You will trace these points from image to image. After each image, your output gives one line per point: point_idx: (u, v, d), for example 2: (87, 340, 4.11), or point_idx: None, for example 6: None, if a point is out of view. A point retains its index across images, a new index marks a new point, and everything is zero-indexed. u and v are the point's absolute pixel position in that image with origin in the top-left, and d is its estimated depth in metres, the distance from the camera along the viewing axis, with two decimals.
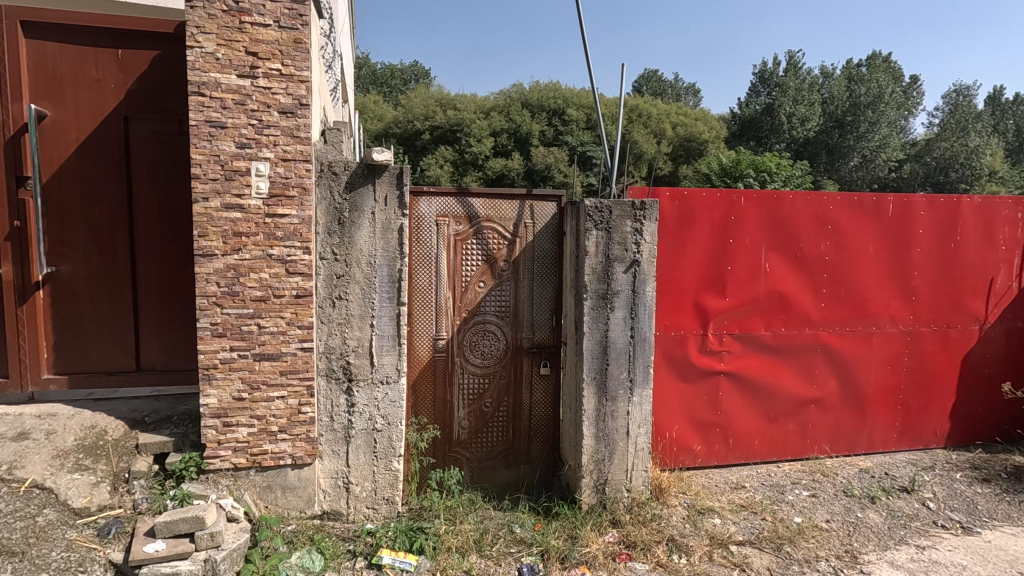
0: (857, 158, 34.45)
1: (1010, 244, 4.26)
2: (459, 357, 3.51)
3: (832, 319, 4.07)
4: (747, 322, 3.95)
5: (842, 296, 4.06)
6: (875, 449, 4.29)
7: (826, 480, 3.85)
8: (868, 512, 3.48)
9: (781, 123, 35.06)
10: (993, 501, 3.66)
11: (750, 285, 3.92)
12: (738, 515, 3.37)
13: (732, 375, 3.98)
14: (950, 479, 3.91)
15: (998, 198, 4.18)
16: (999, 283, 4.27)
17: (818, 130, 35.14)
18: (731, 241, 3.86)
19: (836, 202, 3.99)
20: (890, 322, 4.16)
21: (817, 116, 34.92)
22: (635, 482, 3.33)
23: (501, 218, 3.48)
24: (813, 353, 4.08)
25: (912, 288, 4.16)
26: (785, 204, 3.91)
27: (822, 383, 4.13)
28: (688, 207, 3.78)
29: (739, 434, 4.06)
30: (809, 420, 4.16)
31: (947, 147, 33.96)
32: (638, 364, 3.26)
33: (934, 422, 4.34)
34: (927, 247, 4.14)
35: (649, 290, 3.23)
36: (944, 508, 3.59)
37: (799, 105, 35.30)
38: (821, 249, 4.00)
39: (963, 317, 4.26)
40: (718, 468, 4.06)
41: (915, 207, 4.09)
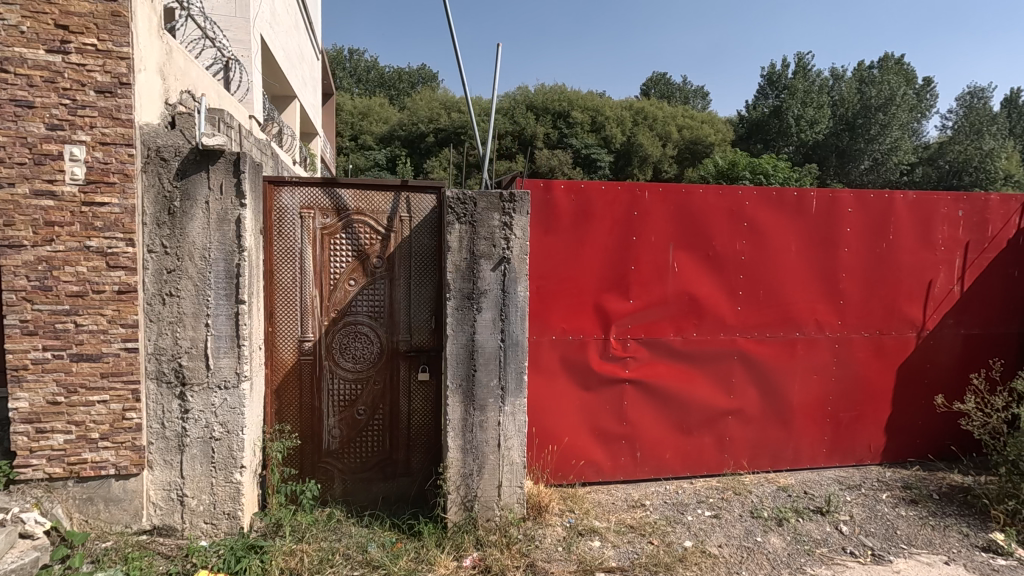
0: (866, 162, 33.70)
1: (950, 244, 3.93)
2: (328, 360, 3.26)
3: (750, 324, 3.76)
4: (654, 327, 3.65)
5: (761, 299, 3.75)
6: (802, 465, 3.97)
7: (735, 499, 3.54)
8: (769, 537, 3.17)
9: (788, 126, 34.47)
10: (915, 526, 3.33)
11: (657, 286, 3.63)
12: (622, 537, 3.08)
13: (638, 383, 3.69)
14: (874, 499, 3.58)
15: (934, 194, 3.85)
16: (938, 286, 3.94)
17: (826, 133, 34.50)
18: (634, 239, 3.58)
19: (753, 198, 3.69)
20: (816, 328, 3.84)
21: (825, 119, 34.34)
22: (508, 499, 3.05)
23: (373, 211, 3.23)
24: (729, 361, 3.77)
25: (840, 290, 3.84)
26: (694, 198, 3.62)
27: (741, 393, 3.82)
28: (585, 201, 3.51)
29: (648, 446, 3.76)
30: (727, 433, 3.84)
31: (960, 151, 33.08)
32: (510, 370, 2.99)
33: (867, 436, 4.02)
34: (857, 247, 3.82)
35: (521, 290, 2.96)
36: (859, 533, 3.26)
37: (807, 108, 34.72)
38: (736, 248, 3.69)
39: (899, 323, 3.93)
40: (624, 483, 3.76)
41: (841, 203, 3.78)
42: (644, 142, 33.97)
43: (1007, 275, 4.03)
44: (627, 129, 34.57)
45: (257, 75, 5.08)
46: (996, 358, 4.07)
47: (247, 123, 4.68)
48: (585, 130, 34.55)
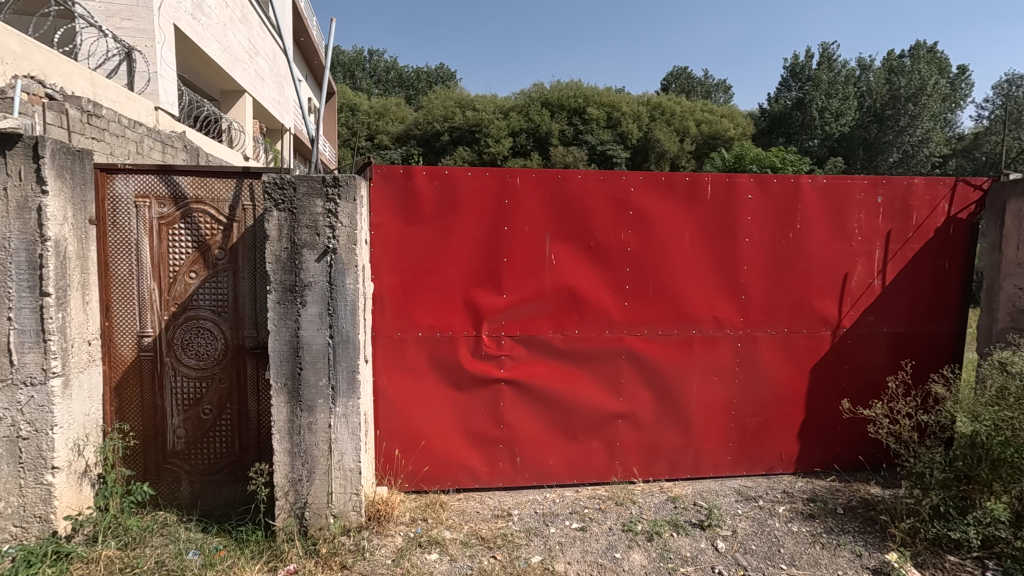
0: (896, 155, 32.31)
1: (868, 234, 3.58)
2: (170, 357, 3.11)
3: (639, 320, 3.48)
4: (530, 323, 3.40)
5: (651, 294, 3.46)
6: (704, 474, 3.67)
7: (613, 510, 3.26)
8: (630, 553, 2.89)
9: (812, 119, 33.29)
10: (803, 545, 3.01)
11: (533, 279, 3.38)
12: (466, 550, 2.85)
13: (515, 383, 3.44)
14: (768, 513, 3.28)
15: (847, 179, 3.51)
16: (854, 280, 3.60)
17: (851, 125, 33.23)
18: (505, 229, 3.33)
19: (639, 184, 3.39)
20: (715, 325, 3.54)
21: (850, 111, 33.13)
22: (342, 506, 2.85)
23: (213, 199, 3.07)
24: (617, 361, 3.50)
25: (742, 284, 3.53)
26: (572, 184, 3.34)
27: (631, 395, 3.54)
28: (450, 188, 3.27)
29: (528, 451, 3.51)
30: (617, 438, 3.57)
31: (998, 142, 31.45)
32: (340, 370, 2.78)
33: (778, 443, 3.70)
34: (759, 237, 3.50)
35: (350, 282, 2.75)
36: (736, 550, 2.96)
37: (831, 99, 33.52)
38: (620, 238, 3.41)
39: (810, 320, 3.60)
40: (504, 490, 3.53)
41: (740, 189, 3.46)
42: (660, 137, 33.37)
43: (937, 268, 3.65)
44: (643, 124, 34.02)
45: (164, 67, 5.02)
46: (924, 358, 3.71)
47: (150, 115, 4.59)
48: (600, 125, 34.09)
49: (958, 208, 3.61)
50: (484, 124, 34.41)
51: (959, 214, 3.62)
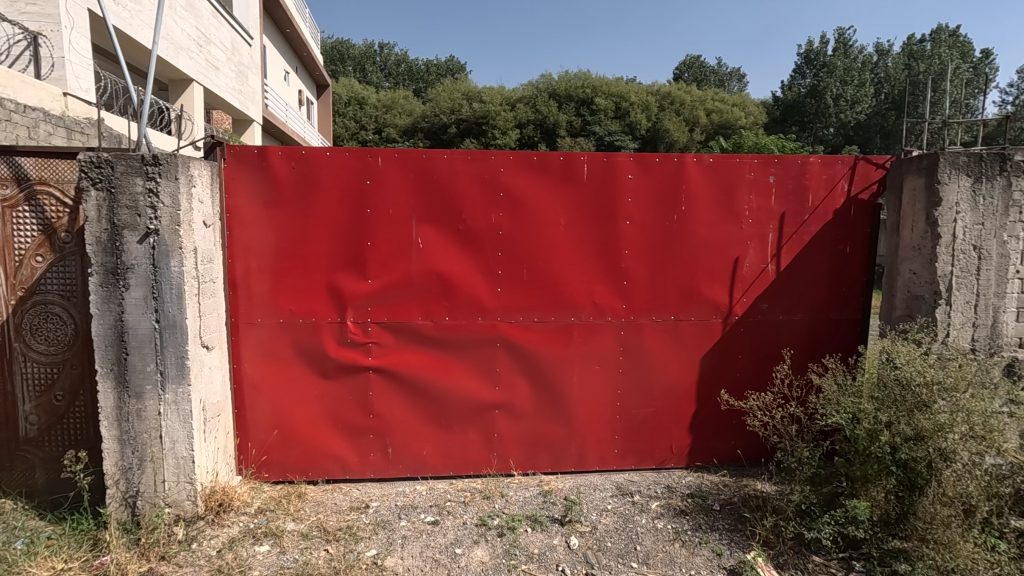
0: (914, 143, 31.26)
1: (759, 216, 3.39)
2: (18, 342, 3.02)
3: (513, 307, 3.33)
4: (398, 310, 3.27)
5: (525, 279, 3.31)
6: (589, 467, 3.53)
7: (475, 503, 3.14)
8: (473, 549, 2.76)
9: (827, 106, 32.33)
10: (662, 542, 2.86)
11: (398, 264, 3.24)
12: (301, 543, 2.76)
13: (383, 372, 3.32)
14: (639, 509, 3.12)
15: (734, 158, 3.32)
16: (745, 264, 3.42)
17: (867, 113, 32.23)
18: (367, 211, 3.19)
19: (509, 164, 3.23)
20: (595, 312, 3.38)
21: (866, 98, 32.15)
22: (175, 495, 2.76)
23: (59, 180, 3.02)
24: (492, 350, 3.35)
25: (623, 270, 3.36)
26: (437, 164, 3.19)
27: (508, 384, 3.39)
28: (307, 168, 3.15)
29: (400, 442, 3.39)
30: (494, 429, 3.44)
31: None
32: (168, 355, 2.70)
33: (668, 435, 3.54)
34: (640, 220, 3.33)
35: (175, 265, 2.66)
36: (589, 547, 2.82)
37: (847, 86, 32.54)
38: (491, 221, 3.26)
39: (698, 307, 3.43)
40: (376, 482, 3.42)
41: (620, 169, 3.28)
42: (669, 126, 32.81)
43: (836, 252, 3.45)
44: (651, 114, 33.44)
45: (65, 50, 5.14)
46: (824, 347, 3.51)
47: (57, 100, 4.62)
48: (608, 116, 33.55)
49: (858, 188, 3.41)
50: (490, 116, 34.21)
51: (859, 195, 3.41)
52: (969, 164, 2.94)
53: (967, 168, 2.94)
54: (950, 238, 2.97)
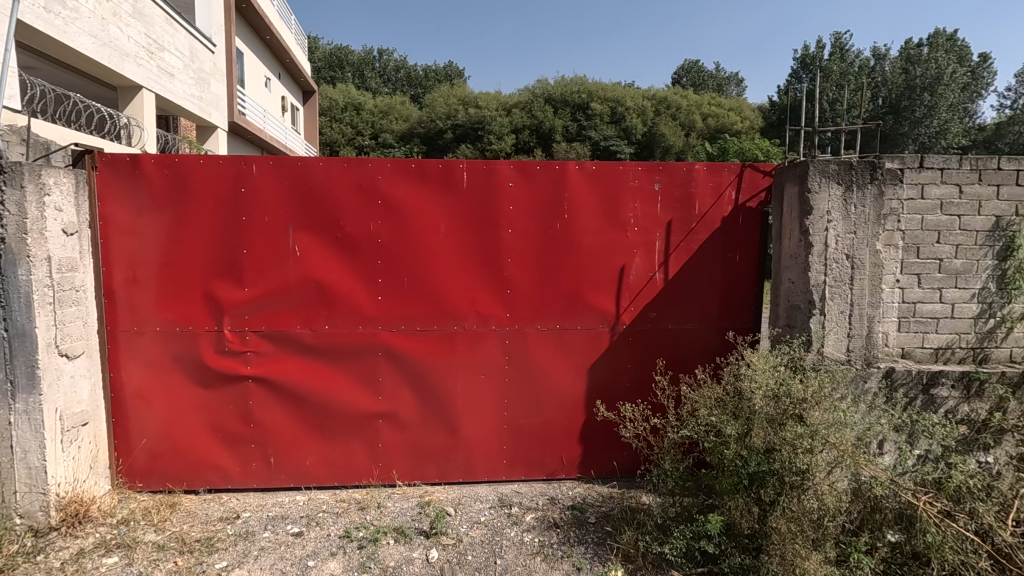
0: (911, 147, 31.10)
1: (645, 223, 3.35)
2: None
3: (394, 315, 3.29)
4: (276, 318, 3.24)
5: (406, 288, 3.28)
6: (478, 478, 3.48)
7: (347, 515, 3.10)
8: (328, 562, 2.72)
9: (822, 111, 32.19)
10: (524, 556, 2.81)
11: (275, 272, 3.22)
12: (152, 555, 2.71)
13: (263, 381, 3.29)
14: (512, 521, 3.08)
15: (617, 165, 3.28)
16: (631, 272, 3.38)
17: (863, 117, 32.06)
18: (243, 219, 3.17)
19: (387, 171, 3.21)
20: (479, 321, 3.34)
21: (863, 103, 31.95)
22: (27, 506, 2.73)
23: None
24: (374, 358, 3.32)
25: (506, 278, 3.32)
26: (313, 171, 3.17)
27: (391, 394, 3.36)
28: (182, 176, 3.14)
29: (282, 452, 3.36)
30: (378, 439, 3.40)
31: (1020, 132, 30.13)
32: (18, 364, 2.67)
33: (558, 446, 3.49)
34: (522, 228, 3.30)
35: (23, 274, 2.64)
36: (447, 560, 2.77)
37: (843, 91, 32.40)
38: (369, 228, 3.23)
39: (584, 316, 3.39)
40: (259, 492, 3.38)
41: (500, 177, 3.26)
42: (663, 131, 32.72)
43: (726, 260, 3.42)
44: (646, 119, 33.37)
45: None
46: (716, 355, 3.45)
47: None
48: (602, 121, 33.50)
49: (746, 196, 3.38)
50: (484, 121, 34.22)
51: (747, 203, 3.38)
52: (839, 172, 2.91)
53: (838, 176, 2.92)
54: (822, 247, 2.94)
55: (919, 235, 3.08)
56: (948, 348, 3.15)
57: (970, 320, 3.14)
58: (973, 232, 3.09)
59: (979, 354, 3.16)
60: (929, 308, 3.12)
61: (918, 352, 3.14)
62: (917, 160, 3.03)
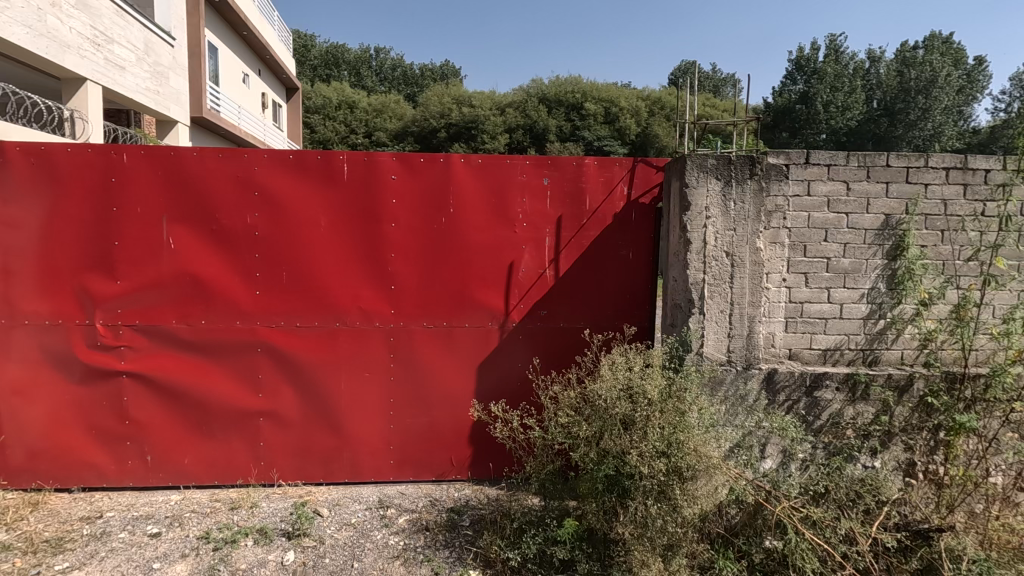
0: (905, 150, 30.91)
1: (534, 218, 3.26)
2: None
3: (273, 311, 3.19)
4: (149, 312, 3.15)
5: (285, 282, 3.18)
6: (364, 479, 3.39)
7: (215, 515, 3.01)
8: (175, 564, 2.63)
9: (816, 114, 31.98)
10: (383, 560, 2.72)
11: (148, 265, 3.12)
12: None
13: (137, 377, 3.19)
14: (384, 524, 2.99)
15: (503, 158, 3.19)
16: (520, 269, 3.28)
17: (857, 120, 31.87)
18: (114, 209, 3.08)
19: (264, 162, 3.12)
20: (361, 318, 3.24)
21: (858, 105, 31.73)
22: None
23: None
24: (254, 355, 3.23)
25: (390, 273, 3.22)
26: (187, 161, 3.08)
27: (271, 391, 3.26)
28: (50, 165, 3.04)
29: (160, 450, 3.26)
30: (260, 438, 3.30)
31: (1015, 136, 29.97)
32: None
33: (447, 447, 3.40)
34: (406, 222, 3.20)
35: None
36: (303, 563, 2.68)
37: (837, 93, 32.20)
38: (245, 220, 3.13)
39: (472, 313, 3.29)
40: (136, 491, 3.28)
41: (382, 169, 3.17)
42: (655, 132, 32.60)
43: (618, 257, 3.32)
44: (639, 120, 33.21)
45: None
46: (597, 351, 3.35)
47: None
48: (595, 122, 33.34)
49: (639, 191, 3.29)
50: (475, 121, 34.11)
51: (640, 199, 3.29)
52: (717, 167, 2.82)
53: (716, 171, 2.83)
54: (700, 244, 2.86)
55: (806, 232, 2.99)
56: (837, 349, 3.06)
57: (860, 321, 3.05)
58: (862, 231, 3.01)
59: (869, 356, 3.07)
60: (817, 308, 3.03)
61: (805, 353, 3.05)
62: (803, 156, 2.94)
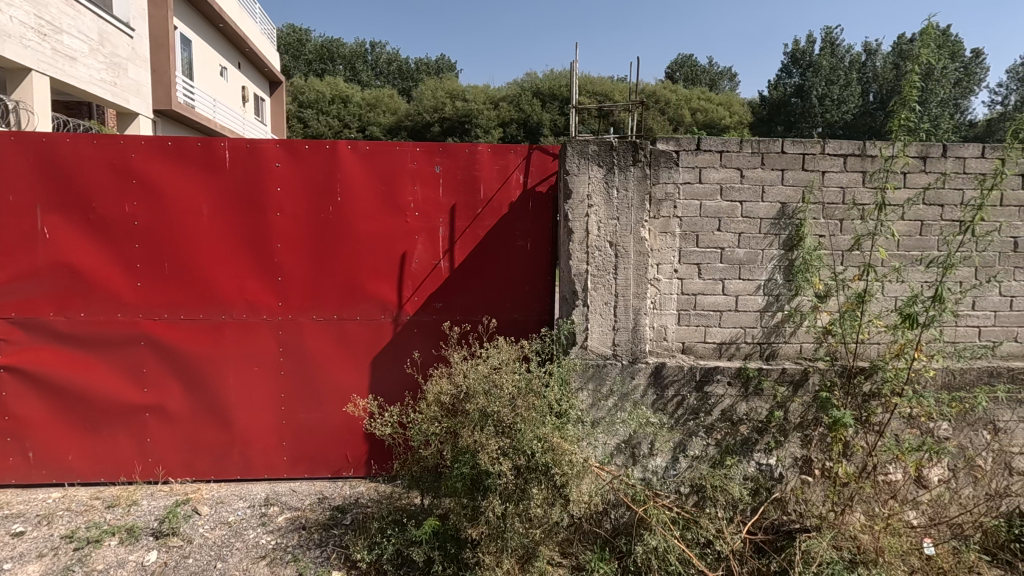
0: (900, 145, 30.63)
1: (426, 207, 3.15)
2: None
3: (155, 303, 3.09)
4: (25, 304, 3.04)
5: (166, 273, 3.08)
6: (257, 476, 3.31)
7: (88, 513, 2.91)
8: (28, 565, 2.53)
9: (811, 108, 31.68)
10: (248, 560, 2.63)
11: (23, 255, 3.01)
12: None
13: (16, 371, 3.09)
14: (261, 522, 2.90)
15: (392, 145, 3.08)
16: (413, 260, 3.18)
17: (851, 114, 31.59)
18: None
19: (141, 149, 3.01)
20: (248, 310, 3.15)
21: (852, 99, 31.44)
22: None
23: None
24: (137, 348, 3.13)
25: (276, 264, 3.12)
26: (59, 148, 2.97)
27: (156, 385, 3.17)
28: None
29: (42, 446, 3.16)
30: (146, 434, 3.20)
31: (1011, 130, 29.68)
32: None
33: (343, 443, 3.31)
34: (292, 211, 3.10)
35: None
36: (163, 564, 2.59)
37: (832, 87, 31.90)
38: (123, 209, 3.02)
39: (363, 306, 3.20)
40: (18, 489, 3.19)
41: (265, 156, 3.06)
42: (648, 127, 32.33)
43: (516, 248, 3.22)
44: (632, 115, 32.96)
45: None
46: (459, 346, 3.22)
47: None
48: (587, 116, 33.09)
49: (535, 179, 3.18)
50: (467, 115, 33.88)
51: (536, 187, 3.18)
52: (599, 153, 2.73)
53: (598, 157, 2.74)
54: (583, 234, 2.76)
55: (698, 222, 2.89)
56: (732, 343, 2.96)
57: (756, 313, 2.95)
58: (756, 220, 2.90)
59: (766, 350, 2.97)
60: (711, 300, 2.93)
61: (699, 347, 2.95)
62: (694, 142, 2.84)
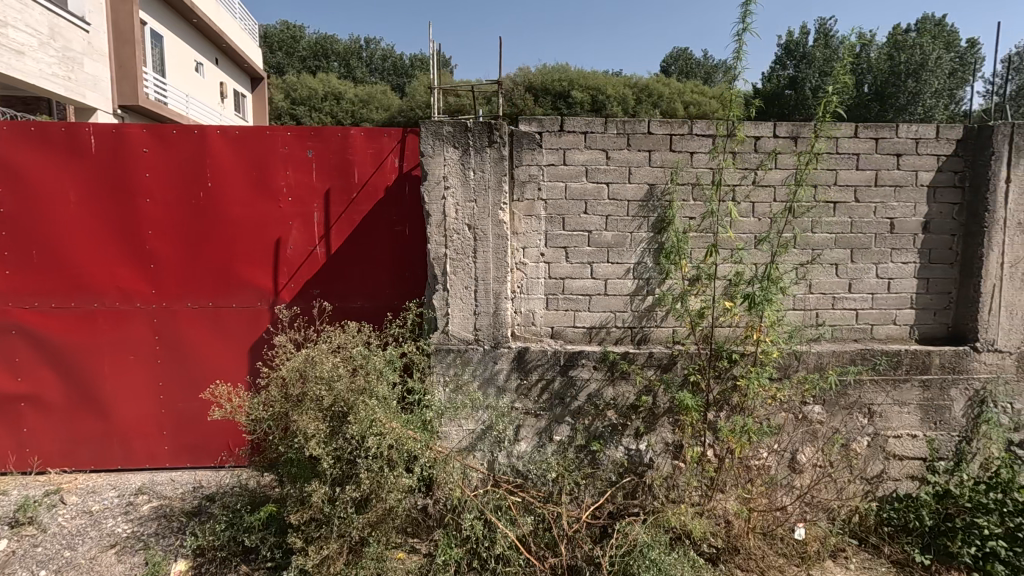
0: None
1: (299, 192, 3.12)
2: None
3: (24, 291, 3.06)
4: None
5: (35, 261, 3.05)
6: (138, 465, 3.28)
7: None
8: None
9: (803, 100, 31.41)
10: (98, 549, 2.61)
11: None
12: None
13: None
14: (125, 511, 2.88)
15: (261, 129, 3.05)
16: (286, 246, 3.14)
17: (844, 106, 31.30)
18: None
19: (5, 135, 2.97)
20: (121, 297, 3.12)
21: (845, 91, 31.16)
22: None
23: None
24: (8, 337, 3.09)
25: (147, 251, 3.09)
26: None
27: (30, 375, 3.14)
28: None
29: None
30: (23, 424, 3.18)
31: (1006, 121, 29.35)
32: None
33: (223, 433, 3.27)
34: (162, 197, 3.06)
35: None
36: (10, 552, 2.57)
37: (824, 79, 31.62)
38: None
39: (238, 293, 3.16)
40: None
41: (132, 141, 3.02)
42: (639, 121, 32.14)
43: (392, 233, 3.18)
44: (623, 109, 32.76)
45: None
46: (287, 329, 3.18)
47: None
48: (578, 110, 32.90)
49: (410, 164, 3.15)
50: (457, 109, 33.68)
51: (411, 172, 3.15)
52: (454, 134, 2.69)
53: (452, 138, 2.70)
54: (440, 217, 2.74)
55: (563, 204, 2.84)
56: (602, 327, 2.92)
57: (625, 297, 2.90)
58: (624, 202, 2.85)
59: (637, 334, 2.93)
60: (578, 284, 2.88)
61: (568, 332, 2.91)
62: (557, 123, 2.79)
